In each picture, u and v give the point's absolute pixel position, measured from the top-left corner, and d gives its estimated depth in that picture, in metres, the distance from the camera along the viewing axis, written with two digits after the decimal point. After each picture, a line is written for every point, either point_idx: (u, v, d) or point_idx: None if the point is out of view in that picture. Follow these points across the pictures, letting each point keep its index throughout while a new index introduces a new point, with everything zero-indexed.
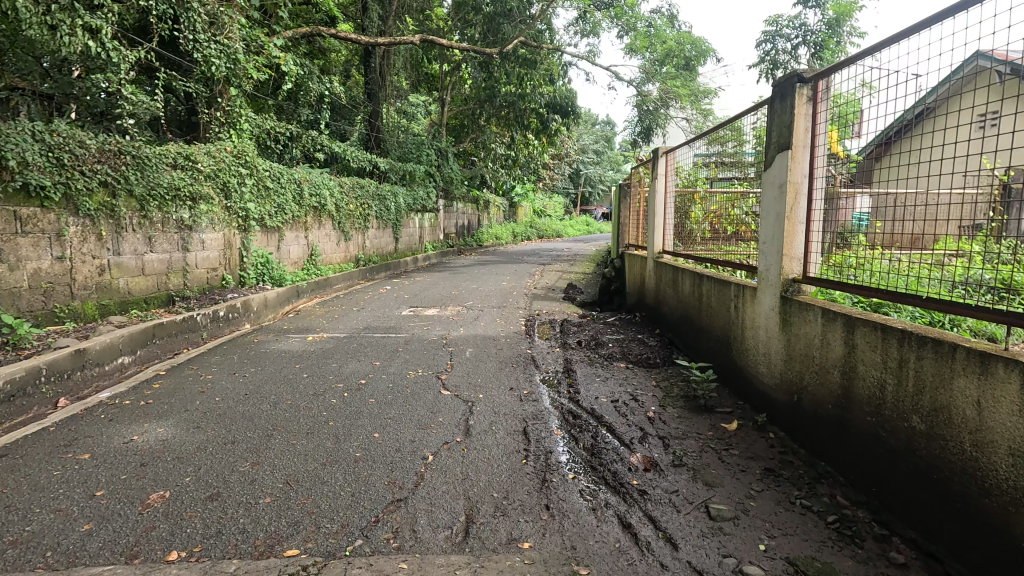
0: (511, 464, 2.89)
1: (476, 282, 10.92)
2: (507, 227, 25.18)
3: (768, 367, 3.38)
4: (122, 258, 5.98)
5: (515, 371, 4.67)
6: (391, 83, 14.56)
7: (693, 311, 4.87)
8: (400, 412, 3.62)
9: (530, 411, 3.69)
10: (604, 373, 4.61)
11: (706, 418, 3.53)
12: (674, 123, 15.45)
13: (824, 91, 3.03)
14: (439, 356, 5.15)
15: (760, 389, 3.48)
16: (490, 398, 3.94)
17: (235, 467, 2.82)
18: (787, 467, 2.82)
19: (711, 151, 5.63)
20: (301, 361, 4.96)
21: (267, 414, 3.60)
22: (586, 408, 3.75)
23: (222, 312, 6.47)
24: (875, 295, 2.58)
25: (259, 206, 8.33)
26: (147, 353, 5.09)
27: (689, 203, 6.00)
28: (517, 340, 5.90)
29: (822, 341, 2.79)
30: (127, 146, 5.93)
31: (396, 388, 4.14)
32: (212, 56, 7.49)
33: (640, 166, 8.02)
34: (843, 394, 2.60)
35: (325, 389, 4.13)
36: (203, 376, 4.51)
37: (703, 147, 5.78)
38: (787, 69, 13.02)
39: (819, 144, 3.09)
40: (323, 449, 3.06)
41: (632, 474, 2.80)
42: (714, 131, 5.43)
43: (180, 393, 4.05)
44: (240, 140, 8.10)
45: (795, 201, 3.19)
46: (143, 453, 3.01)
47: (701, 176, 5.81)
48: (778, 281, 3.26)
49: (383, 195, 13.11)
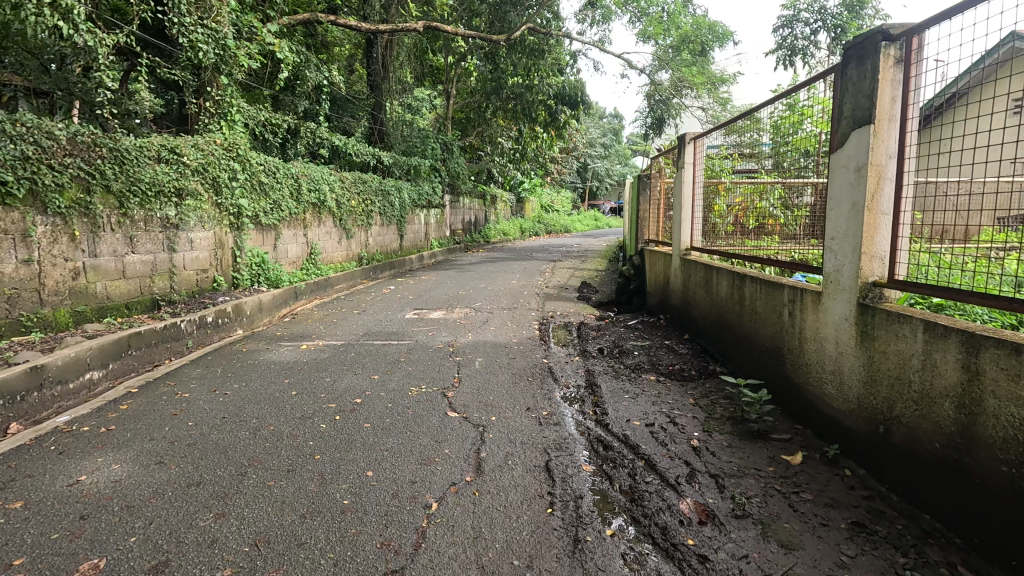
0: (533, 516, 2.34)
1: (484, 281, 10.33)
2: (514, 223, 24.51)
3: (839, 389, 2.81)
4: (99, 260, 5.49)
5: (531, 387, 4.12)
6: (395, 75, 14.01)
7: (732, 316, 4.29)
8: (398, 442, 3.09)
9: (552, 439, 3.14)
10: (633, 388, 4.04)
11: (763, 447, 2.97)
12: (689, 113, 14.69)
13: (918, 52, 2.46)
14: (445, 367, 4.61)
15: (828, 414, 2.92)
16: (503, 421, 3.40)
17: (194, 521, 2.30)
18: (880, 520, 2.26)
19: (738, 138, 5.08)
20: (292, 374, 4.44)
21: (242, 445, 3.07)
22: (618, 435, 3.19)
23: (211, 317, 5.94)
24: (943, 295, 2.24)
25: (252, 203, 7.80)
26: (121, 366, 4.57)
27: (714, 195, 5.46)
28: (531, 347, 5.36)
29: (921, 363, 2.24)
30: (103, 138, 5.42)
31: (394, 410, 3.60)
32: (199, 41, 6.93)
33: (661, 156, 7.42)
34: (962, 434, 2.05)
35: (314, 411, 3.61)
36: (180, 394, 3.98)
37: (731, 134, 5.23)
38: (806, 54, 12.34)
39: (911, 116, 2.49)
40: (303, 494, 2.52)
41: (684, 531, 2.24)
42: (743, 116, 4.90)
43: (149, 417, 3.53)
44: (233, 132, 7.57)
45: (878, 187, 2.60)
46: (87, 501, 2.48)
47: (726, 166, 5.26)
48: (854, 285, 2.68)
49: (387, 191, 12.54)
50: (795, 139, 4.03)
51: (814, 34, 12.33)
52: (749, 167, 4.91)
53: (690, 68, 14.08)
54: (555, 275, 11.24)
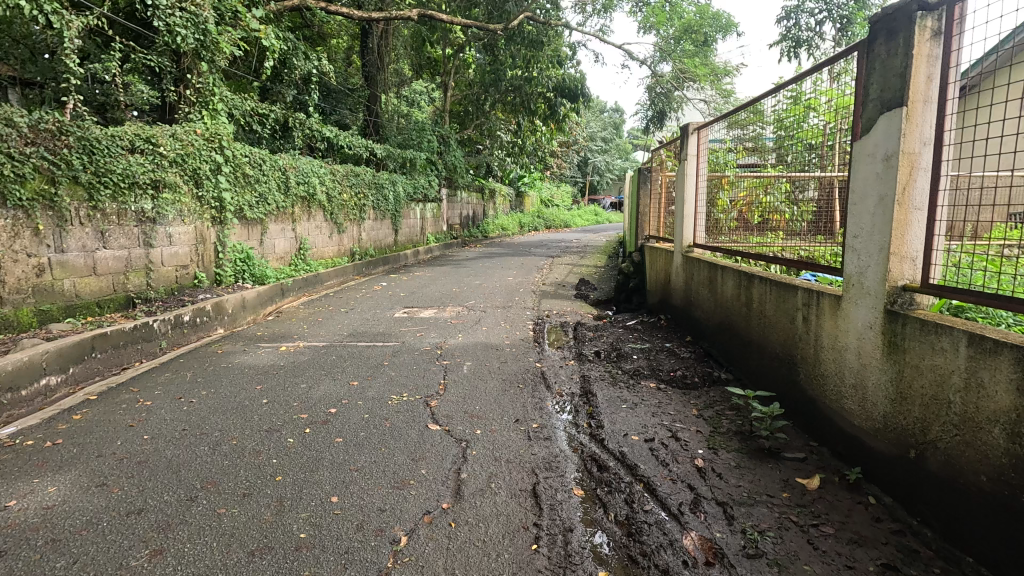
0: (516, 553, 2.05)
1: (480, 278, 10.01)
2: (513, 218, 24.16)
3: (862, 406, 2.52)
4: (67, 256, 5.19)
5: (522, 395, 3.80)
6: (389, 66, 13.65)
7: (739, 319, 3.98)
8: (371, 460, 2.79)
9: (542, 457, 2.85)
10: (632, 397, 3.74)
11: (776, 468, 2.68)
12: (692, 105, 14.38)
13: (961, 22, 2.14)
14: (430, 372, 4.30)
15: (848, 432, 2.63)
16: (489, 436, 3.10)
17: (125, 561, 2.00)
18: (913, 562, 1.98)
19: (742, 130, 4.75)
20: (266, 380, 4.14)
21: (199, 464, 2.77)
22: (615, 452, 2.89)
23: (188, 316, 5.63)
24: (974, 298, 2.00)
25: (236, 196, 7.48)
26: (83, 370, 4.28)
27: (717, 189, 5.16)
28: (524, 349, 5.05)
29: (964, 383, 1.95)
30: (69, 125, 5.11)
31: (370, 422, 3.30)
32: (177, 25, 6.63)
33: (662, 149, 7.08)
34: (1015, 466, 1.77)
35: (284, 423, 3.31)
36: (141, 401, 3.68)
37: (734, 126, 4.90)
38: (811, 46, 11.96)
39: (951, 96, 2.17)
40: (255, 525, 2.22)
41: (689, 574, 1.95)
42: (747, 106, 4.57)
43: (102, 429, 3.22)
44: (216, 121, 7.22)
45: (911, 178, 2.28)
46: (9, 533, 2.19)
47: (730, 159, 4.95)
48: (880, 289, 2.38)
49: (381, 184, 12.19)
50: (806, 127, 3.72)
51: (818, 25, 11.98)
52: (751, 161, 4.64)
53: (693, 59, 13.69)
54: (553, 271, 10.93)
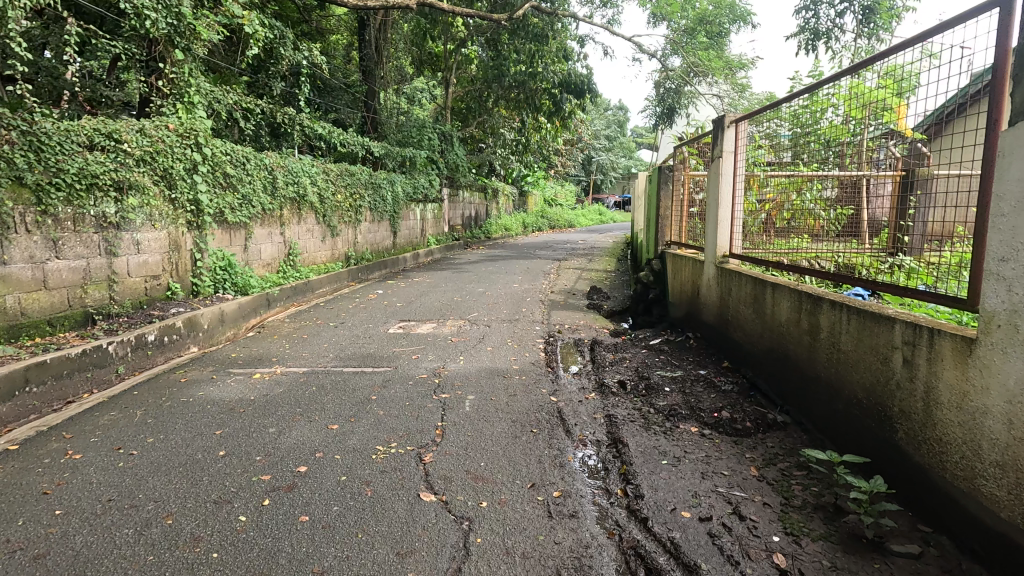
0: None
1: (483, 285, 9.28)
2: (516, 218, 23.40)
3: (1015, 495, 1.85)
4: (10, 268, 4.52)
5: (537, 443, 3.12)
6: (388, 59, 12.94)
7: (799, 350, 3.29)
8: (343, 557, 2.10)
9: (571, 550, 2.16)
10: (672, 448, 3.05)
11: (885, 570, 1.99)
12: (705, 101, 13.56)
13: None
14: (426, 410, 3.61)
15: (989, 526, 1.95)
16: (499, 512, 2.41)
17: None
18: None
19: (772, 127, 4.24)
20: (227, 422, 3.44)
21: (110, 563, 2.08)
22: (666, 544, 2.20)
23: (153, 336, 4.94)
24: None
25: (215, 198, 6.79)
26: (12, 408, 3.60)
27: (744, 190, 4.68)
28: (536, 376, 4.37)
29: None
30: (13, 118, 4.44)
31: (346, 490, 2.60)
32: (146, 8, 5.97)
33: (684, 145, 6.33)
34: None
35: (240, 488, 2.62)
36: (69, 455, 3.00)
37: (760, 124, 4.39)
38: (830, 38, 11.16)
39: None
40: None
41: None
42: (777, 107, 4.08)
43: (7, 499, 2.54)
44: (192, 116, 6.52)
45: None
46: None
47: (759, 158, 4.49)
48: None
49: (378, 184, 11.47)
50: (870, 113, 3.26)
51: (839, 16, 11.18)
52: (772, 160, 4.36)
53: (706, 52, 12.97)
54: (561, 276, 10.20)
